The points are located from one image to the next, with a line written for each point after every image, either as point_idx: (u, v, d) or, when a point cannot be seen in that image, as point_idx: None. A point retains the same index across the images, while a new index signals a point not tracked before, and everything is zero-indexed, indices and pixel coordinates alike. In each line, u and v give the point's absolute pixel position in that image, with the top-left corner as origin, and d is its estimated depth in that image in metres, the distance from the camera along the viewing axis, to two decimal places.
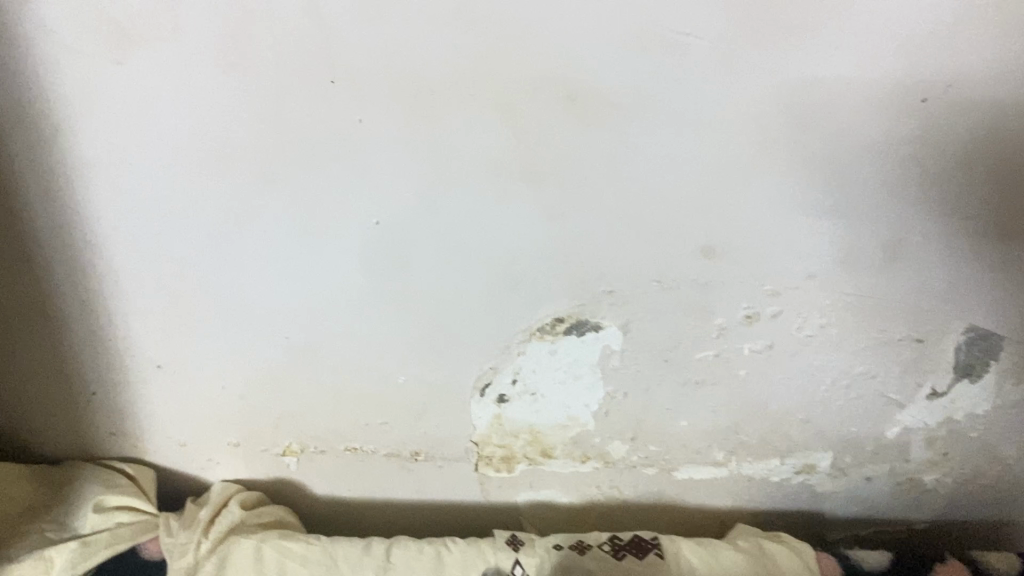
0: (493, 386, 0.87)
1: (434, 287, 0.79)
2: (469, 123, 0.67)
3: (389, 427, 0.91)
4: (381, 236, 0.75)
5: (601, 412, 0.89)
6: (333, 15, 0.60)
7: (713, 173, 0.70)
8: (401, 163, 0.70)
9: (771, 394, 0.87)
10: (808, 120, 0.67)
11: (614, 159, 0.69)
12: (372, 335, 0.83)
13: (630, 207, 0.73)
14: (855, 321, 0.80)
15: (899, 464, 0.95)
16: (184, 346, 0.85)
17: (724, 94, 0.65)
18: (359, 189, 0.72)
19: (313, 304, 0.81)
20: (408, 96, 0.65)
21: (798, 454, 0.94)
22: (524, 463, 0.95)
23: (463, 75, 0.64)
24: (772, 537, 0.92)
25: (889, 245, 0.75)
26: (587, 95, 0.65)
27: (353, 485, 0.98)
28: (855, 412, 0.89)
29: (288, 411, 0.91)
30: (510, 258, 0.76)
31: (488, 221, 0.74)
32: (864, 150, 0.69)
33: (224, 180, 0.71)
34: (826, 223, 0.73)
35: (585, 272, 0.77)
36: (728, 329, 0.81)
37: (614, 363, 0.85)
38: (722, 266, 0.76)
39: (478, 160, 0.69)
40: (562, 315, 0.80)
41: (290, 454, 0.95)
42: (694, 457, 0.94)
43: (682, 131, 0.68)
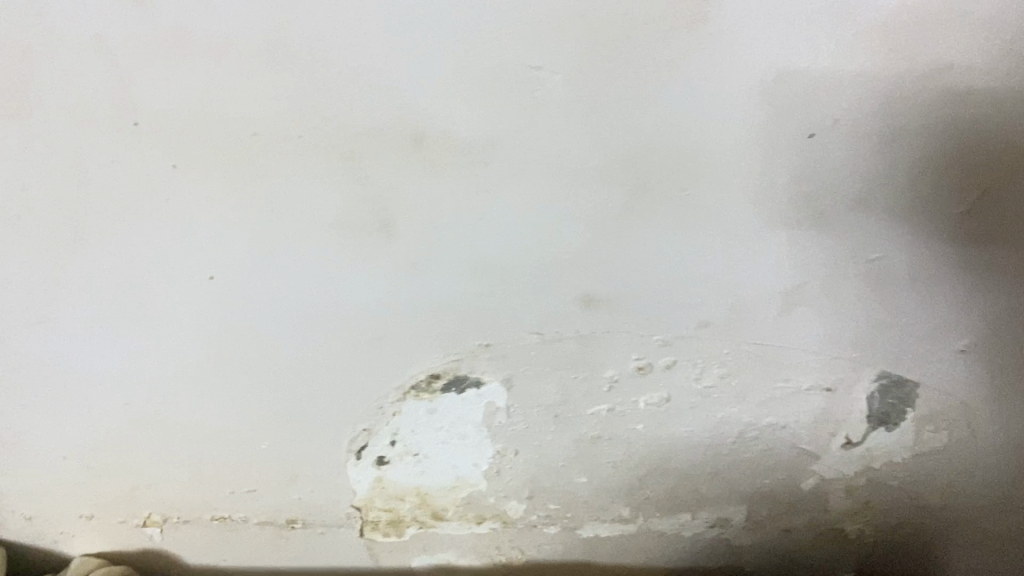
0: (370, 448, 0.79)
1: (289, 347, 0.70)
2: (299, 170, 0.58)
3: (259, 494, 0.82)
4: (219, 296, 0.66)
5: (493, 472, 0.82)
6: (120, 56, 0.52)
7: (586, 217, 0.62)
8: (227, 214, 0.60)
9: (675, 448, 0.80)
10: (682, 158, 0.59)
11: (472, 204, 0.61)
12: (224, 402, 0.74)
13: (498, 257, 0.64)
14: (757, 370, 0.73)
15: (819, 514, 0.88)
16: (15, 416, 0.75)
17: (585, 134, 0.57)
18: (186, 243, 0.62)
19: (152, 369, 0.71)
20: (226, 139, 0.56)
21: (710, 507, 0.87)
22: (414, 525, 0.87)
23: (288, 118, 0.55)
24: None
25: (788, 292, 0.68)
26: (433, 137, 0.57)
27: (230, 554, 0.89)
28: (765, 464, 0.82)
29: (144, 481, 0.81)
30: (370, 313, 0.68)
31: (338, 276, 0.65)
32: (751, 192, 0.61)
33: (28, 235, 0.62)
34: (716, 269, 0.66)
35: (457, 326, 0.69)
36: (621, 382, 0.73)
37: (500, 420, 0.77)
38: (606, 316, 0.68)
39: (315, 209, 0.60)
40: (437, 372, 0.72)
41: (152, 524, 0.85)
42: (599, 513, 0.87)
43: (543, 172, 0.60)
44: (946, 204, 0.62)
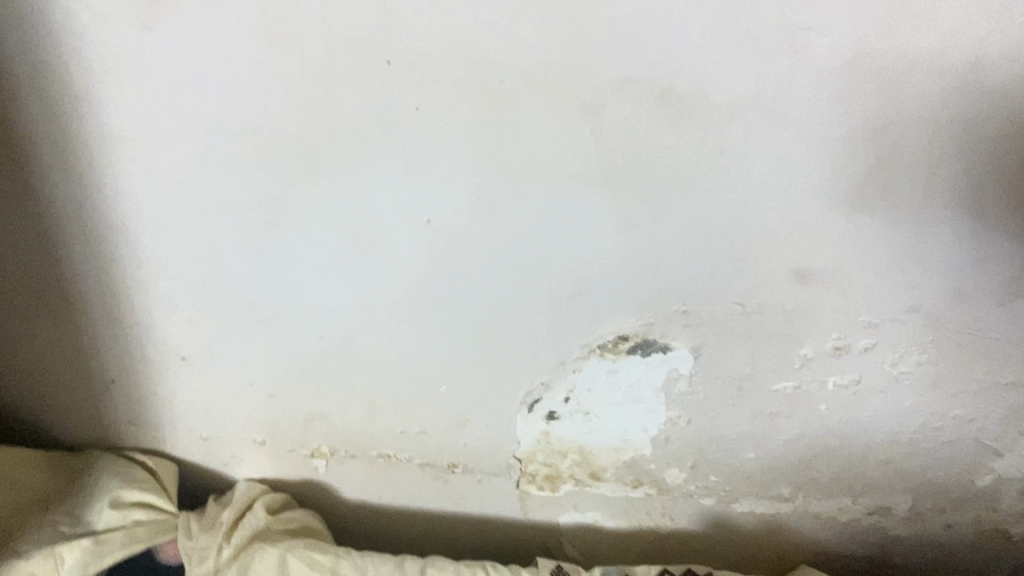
0: (543, 402, 0.79)
1: (487, 294, 0.71)
2: (539, 117, 0.58)
3: (426, 437, 0.84)
4: (431, 238, 0.67)
5: (660, 438, 0.81)
6: None
7: (816, 191, 0.60)
8: (459, 156, 0.61)
9: (853, 432, 0.78)
10: (933, 139, 0.56)
11: (704, 166, 0.60)
12: (412, 343, 0.76)
13: (715, 223, 0.63)
14: (957, 360, 0.71)
15: (986, 514, 0.86)
16: (212, 340, 0.78)
17: (837, 102, 0.55)
18: (411, 182, 0.63)
19: (351, 305, 0.73)
20: (475, 80, 0.56)
21: (873, 494, 0.85)
22: (570, 483, 0.88)
23: (541, 63, 0.55)
24: None
25: (1009, 282, 0.65)
26: (681, 93, 0.56)
27: (385, 492, 0.91)
28: (943, 457, 0.80)
29: (320, 413, 0.83)
30: (573, 269, 0.68)
31: (550, 231, 0.65)
32: (997, 177, 0.58)
33: (261, 164, 0.63)
34: (940, 253, 0.64)
35: (657, 289, 0.68)
36: (812, 360, 0.72)
37: (680, 388, 0.76)
38: (813, 292, 0.67)
39: (545, 159, 0.60)
40: (627, 333, 0.72)
41: (319, 456, 0.88)
42: (757, 489, 0.86)
43: (784, 140, 0.58)
44: None
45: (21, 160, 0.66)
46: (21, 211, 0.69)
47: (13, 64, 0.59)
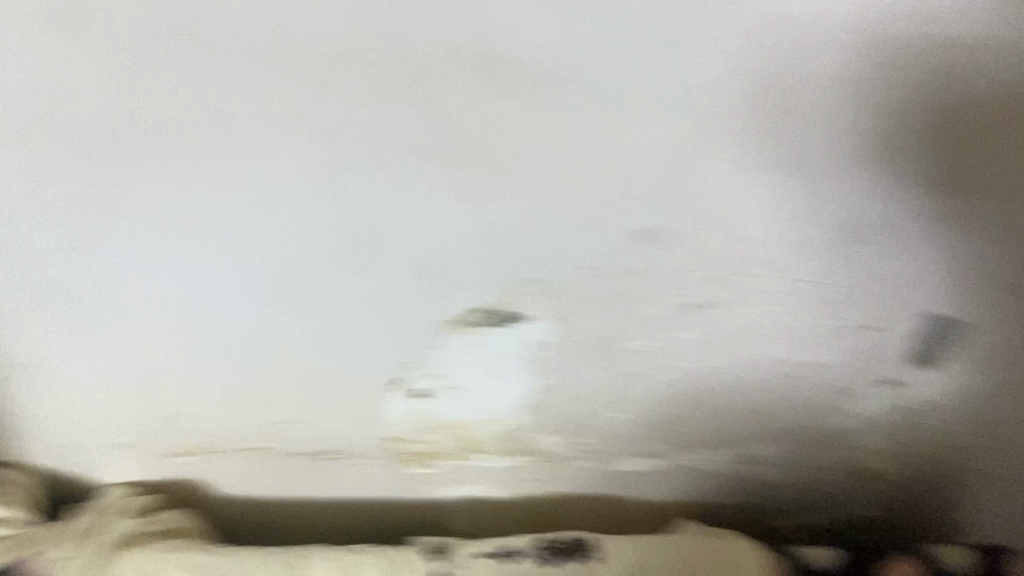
0: (407, 381, 0.78)
1: (332, 278, 0.69)
2: (354, 95, 0.55)
3: (294, 424, 0.82)
4: (265, 225, 0.64)
5: (528, 406, 0.81)
6: None
7: (646, 156, 0.60)
8: (276, 139, 0.58)
9: (712, 383, 0.80)
10: (753, 97, 0.56)
11: (531, 138, 0.58)
12: (263, 331, 0.74)
13: (551, 193, 0.62)
14: (801, 308, 0.72)
15: (850, 453, 0.88)
16: (53, 342, 0.74)
17: (652, 65, 0.54)
18: (232, 168, 0.60)
19: (193, 296, 0.70)
20: (278, 60, 0.53)
21: (741, 444, 0.87)
22: (446, 460, 0.87)
23: (344, 39, 0.52)
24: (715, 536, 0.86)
25: (844, 234, 0.65)
26: (496, 69, 0.54)
27: (261, 484, 0.89)
28: (802, 400, 0.82)
29: (180, 410, 0.81)
30: (414, 247, 0.66)
31: (385, 211, 0.63)
32: (820, 134, 0.58)
33: (69, 158, 0.59)
34: (774, 210, 0.64)
35: (503, 261, 0.67)
36: (663, 317, 0.73)
37: (541, 355, 0.76)
38: (655, 252, 0.67)
39: (367, 137, 0.58)
40: (480, 307, 0.71)
41: (186, 454, 0.85)
42: (631, 448, 0.87)
43: (606, 109, 0.56)
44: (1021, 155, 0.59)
45: None
46: None
47: None
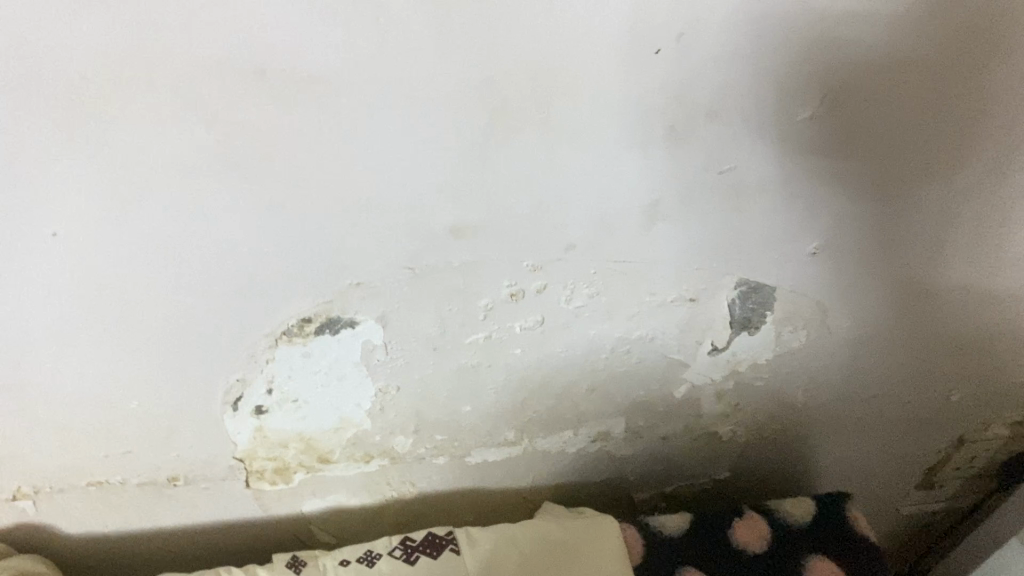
0: (247, 398, 0.77)
1: (150, 300, 0.67)
2: (137, 113, 0.53)
3: (135, 455, 0.80)
4: (67, 251, 0.62)
5: (375, 409, 0.82)
6: None
7: (449, 153, 0.60)
8: (61, 163, 0.55)
9: (552, 368, 0.82)
10: (542, 88, 0.57)
11: (329, 138, 0.57)
12: (86, 363, 0.71)
13: (362, 195, 0.62)
14: (623, 287, 0.75)
15: (693, 421, 0.93)
16: None
17: (437, 65, 0.54)
18: (19, 196, 0.57)
19: (2, 334, 0.67)
20: (47, 84, 0.50)
21: (590, 422, 0.90)
22: (301, 472, 0.86)
23: (116, 58, 0.50)
24: (573, 513, 0.89)
25: (649, 209, 0.69)
26: (278, 70, 0.52)
27: (111, 519, 0.87)
28: (639, 374, 0.85)
29: (9, 452, 0.77)
30: (231, 261, 0.65)
31: (194, 226, 0.62)
32: (610, 115, 0.60)
33: None
34: (581, 194, 0.66)
35: (325, 268, 0.67)
36: (494, 308, 0.74)
37: (379, 357, 0.76)
38: (474, 246, 0.68)
39: (161, 153, 0.56)
40: (308, 315, 0.71)
41: (24, 497, 0.82)
42: (484, 439, 0.88)
43: (400, 105, 0.56)
44: (791, 111, 0.63)
45: None
46: None
47: None
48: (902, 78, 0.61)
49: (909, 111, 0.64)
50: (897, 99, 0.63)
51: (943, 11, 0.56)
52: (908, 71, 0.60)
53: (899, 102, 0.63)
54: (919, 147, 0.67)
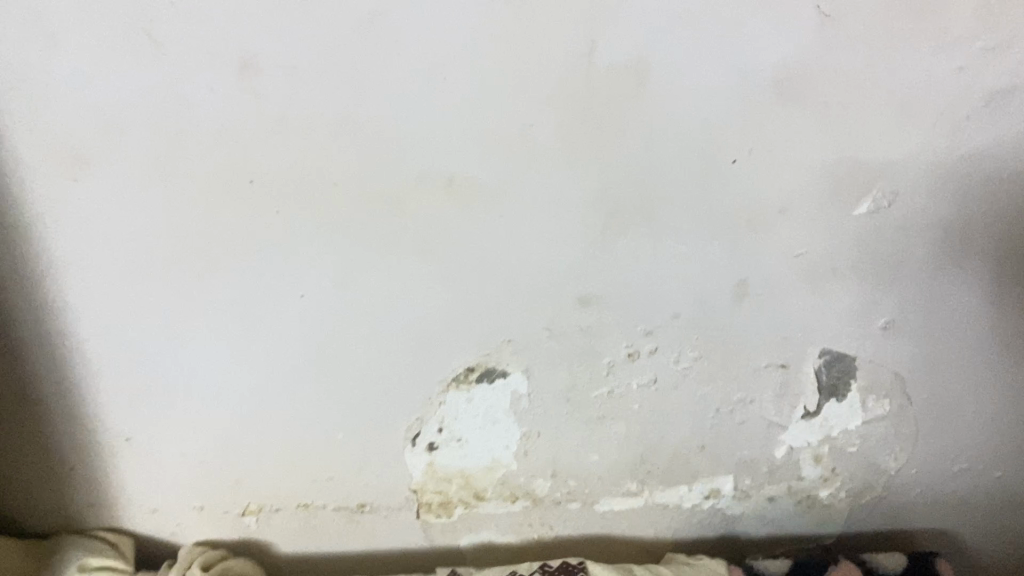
0: (422, 435, 0.99)
1: (359, 350, 0.91)
2: (368, 208, 0.79)
3: (335, 481, 1.03)
4: (307, 309, 0.87)
5: (521, 453, 1.01)
6: (249, 131, 0.73)
7: (578, 235, 0.82)
8: (315, 243, 0.82)
9: (666, 424, 0.99)
10: (645, 187, 0.79)
11: (493, 227, 0.81)
12: (308, 399, 0.95)
13: (514, 270, 0.85)
14: (722, 353, 0.93)
15: (796, 483, 1.06)
16: (148, 421, 0.95)
17: (569, 172, 0.78)
18: (283, 266, 0.83)
19: (255, 373, 0.92)
20: (315, 188, 0.78)
21: (702, 479, 1.05)
22: (460, 507, 1.06)
23: (358, 170, 0.77)
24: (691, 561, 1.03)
25: (737, 286, 0.87)
26: (462, 180, 0.78)
27: (311, 538, 1.09)
28: (742, 435, 1.01)
29: (245, 473, 1.01)
30: (419, 319, 0.88)
31: (395, 292, 0.86)
32: (699, 210, 0.81)
33: (170, 270, 0.83)
34: (682, 272, 0.86)
35: (486, 327, 0.89)
36: (616, 366, 0.93)
37: (524, 405, 0.97)
38: (600, 313, 0.89)
39: (379, 237, 0.81)
40: (472, 366, 0.93)
41: (250, 513, 1.05)
42: (611, 487, 1.05)
43: (543, 202, 0.80)
44: (842, 205, 0.82)
45: None
46: None
47: None
48: (921, 175, 0.80)
49: (938, 200, 0.82)
50: (924, 191, 0.81)
51: (939, 122, 0.77)
52: (925, 169, 0.80)
53: (926, 194, 0.81)
54: (954, 229, 0.85)
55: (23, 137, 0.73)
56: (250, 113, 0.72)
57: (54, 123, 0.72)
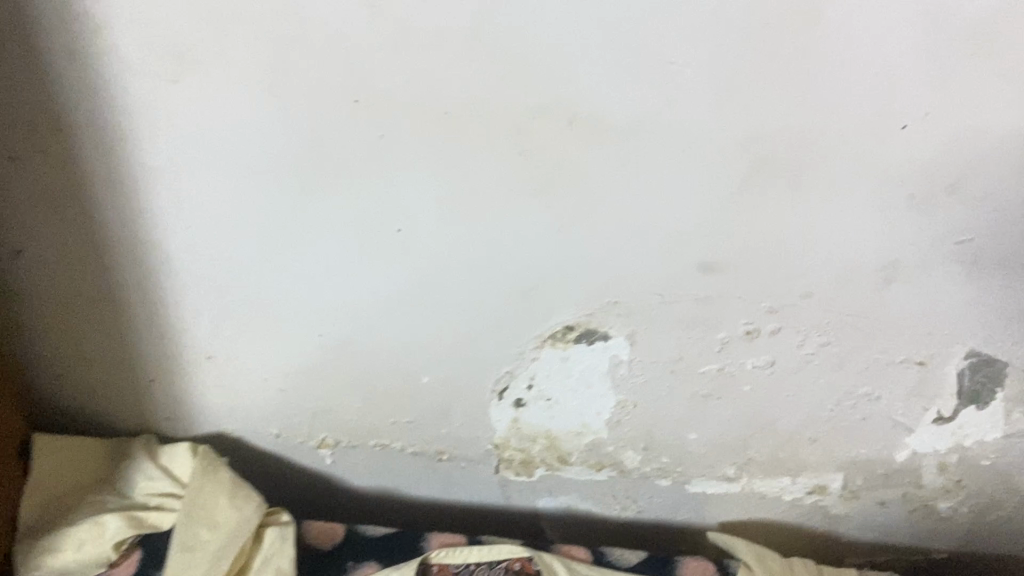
0: (510, 389, 0.92)
1: (453, 292, 0.85)
2: (479, 140, 0.72)
3: (416, 425, 0.98)
4: (403, 243, 0.81)
5: (613, 421, 0.94)
6: (360, 42, 0.66)
7: (709, 194, 0.73)
8: (418, 173, 0.75)
9: (777, 410, 0.90)
10: (794, 147, 0.69)
11: (615, 174, 0.73)
12: (396, 337, 0.90)
13: (631, 224, 0.76)
14: (854, 341, 0.83)
15: (914, 491, 0.96)
16: (232, 340, 0.92)
17: (708, 122, 0.68)
18: (383, 195, 0.77)
19: (344, 306, 0.87)
20: (425, 116, 0.71)
21: (808, 473, 0.96)
22: (542, 468, 1.00)
23: (473, 98, 0.69)
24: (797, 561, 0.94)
25: (884, 269, 0.77)
26: (586, 118, 0.69)
27: (385, 479, 1.05)
28: (861, 432, 0.91)
29: (325, 405, 0.98)
30: (520, 269, 0.82)
31: (498, 235, 0.79)
32: (854, 178, 0.71)
33: (264, 186, 0.78)
34: (822, 246, 0.76)
35: (593, 283, 0.82)
36: (730, 342, 0.84)
37: (623, 372, 0.89)
38: (722, 281, 0.80)
39: (486, 173, 0.74)
40: (572, 324, 0.85)
41: (327, 446, 1.02)
42: (707, 469, 0.97)
43: (673, 152, 0.71)
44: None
45: (73, 190, 0.79)
46: (74, 233, 0.83)
47: (68, 111, 0.73)
48: None
49: None
50: None
51: None
52: None
53: None
54: None
55: (122, 28, 0.67)
56: (362, 24, 0.65)
57: (155, 16, 0.66)
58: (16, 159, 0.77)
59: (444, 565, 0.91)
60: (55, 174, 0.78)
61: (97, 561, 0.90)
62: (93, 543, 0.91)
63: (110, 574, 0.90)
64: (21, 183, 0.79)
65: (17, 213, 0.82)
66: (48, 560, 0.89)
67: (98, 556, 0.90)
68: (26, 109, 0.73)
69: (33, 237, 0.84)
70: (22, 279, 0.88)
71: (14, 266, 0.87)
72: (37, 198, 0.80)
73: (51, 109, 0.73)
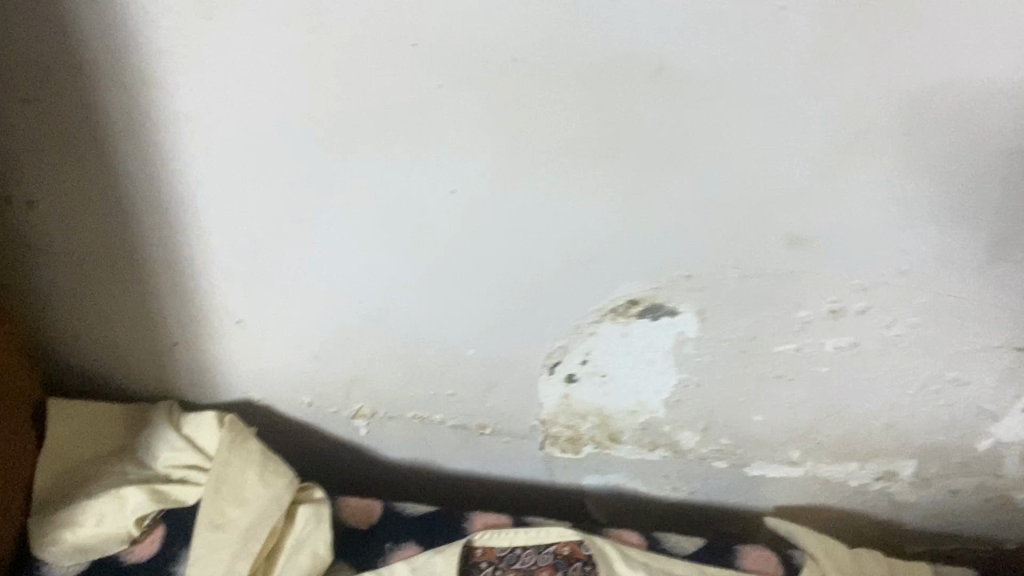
0: (563, 364, 0.85)
1: (508, 260, 0.77)
2: (550, 92, 0.63)
3: (458, 398, 0.91)
4: (455, 206, 0.73)
5: (672, 400, 0.87)
6: None
7: (806, 160, 0.65)
8: (478, 129, 0.67)
9: (853, 394, 0.83)
10: (909, 107, 0.61)
11: (702, 135, 0.65)
12: (441, 305, 0.82)
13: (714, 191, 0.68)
14: (948, 323, 0.75)
15: (991, 480, 0.90)
16: (262, 304, 0.85)
17: (815, 77, 0.60)
18: (437, 152, 0.69)
19: (387, 271, 0.80)
20: (491, 63, 0.62)
21: (879, 459, 0.89)
22: (591, 446, 0.93)
23: (547, 44, 0.61)
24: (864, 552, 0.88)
25: (993, 246, 0.69)
26: (675, 70, 0.61)
27: (421, 452, 0.99)
28: (942, 419, 0.84)
29: (361, 375, 0.91)
30: (584, 236, 0.74)
31: (563, 199, 0.71)
32: (973, 145, 0.63)
33: (304, 139, 0.70)
34: (926, 219, 0.68)
35: (664, 254, 0.74)
36: (811, 322, 0.77)
37: (688, 349, 0.82)
38: (808, 255, 0.72)
39: (555, 130, 0.66)
40: (636, 297, 0.78)
41: (361, 417, 0.96)
42: (769, 452, 0.91)
43: (770, 112, 0.63)
44: None
45: (92, 138, 0.72)
46: (92, 185, 0.75)
47: (87, 50, 0.65)
48: None
49: None
50: None
51: None
52: None
53: None
54: None
55: None
56: None
57: None
58: (28, 101, 0.69)
59: (490, 548, 0.85)
60: (71, 119, 0.70)
61: (118, 537, 0.84)
62: (112, 517, 0.85)
63: (133, 551, 0.84)
64: (35, 129, 0.71)
65: (30, 161, 0.74)
66: (65, 535, 0.83)
67: (118, 531, 0.85)
68: (40, 46, 0.65)
69: (47, 188, 0.76)
70: (35, 233, 0.80)
71: (26, 220, 0.79)
72: (52, 146, 0.72)
73: (68, 47, 0.65)
